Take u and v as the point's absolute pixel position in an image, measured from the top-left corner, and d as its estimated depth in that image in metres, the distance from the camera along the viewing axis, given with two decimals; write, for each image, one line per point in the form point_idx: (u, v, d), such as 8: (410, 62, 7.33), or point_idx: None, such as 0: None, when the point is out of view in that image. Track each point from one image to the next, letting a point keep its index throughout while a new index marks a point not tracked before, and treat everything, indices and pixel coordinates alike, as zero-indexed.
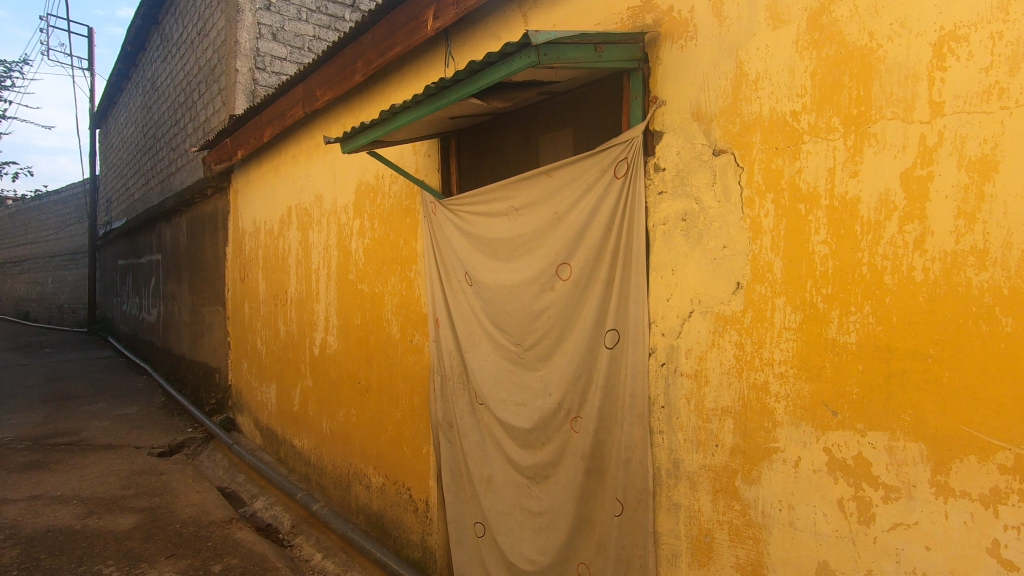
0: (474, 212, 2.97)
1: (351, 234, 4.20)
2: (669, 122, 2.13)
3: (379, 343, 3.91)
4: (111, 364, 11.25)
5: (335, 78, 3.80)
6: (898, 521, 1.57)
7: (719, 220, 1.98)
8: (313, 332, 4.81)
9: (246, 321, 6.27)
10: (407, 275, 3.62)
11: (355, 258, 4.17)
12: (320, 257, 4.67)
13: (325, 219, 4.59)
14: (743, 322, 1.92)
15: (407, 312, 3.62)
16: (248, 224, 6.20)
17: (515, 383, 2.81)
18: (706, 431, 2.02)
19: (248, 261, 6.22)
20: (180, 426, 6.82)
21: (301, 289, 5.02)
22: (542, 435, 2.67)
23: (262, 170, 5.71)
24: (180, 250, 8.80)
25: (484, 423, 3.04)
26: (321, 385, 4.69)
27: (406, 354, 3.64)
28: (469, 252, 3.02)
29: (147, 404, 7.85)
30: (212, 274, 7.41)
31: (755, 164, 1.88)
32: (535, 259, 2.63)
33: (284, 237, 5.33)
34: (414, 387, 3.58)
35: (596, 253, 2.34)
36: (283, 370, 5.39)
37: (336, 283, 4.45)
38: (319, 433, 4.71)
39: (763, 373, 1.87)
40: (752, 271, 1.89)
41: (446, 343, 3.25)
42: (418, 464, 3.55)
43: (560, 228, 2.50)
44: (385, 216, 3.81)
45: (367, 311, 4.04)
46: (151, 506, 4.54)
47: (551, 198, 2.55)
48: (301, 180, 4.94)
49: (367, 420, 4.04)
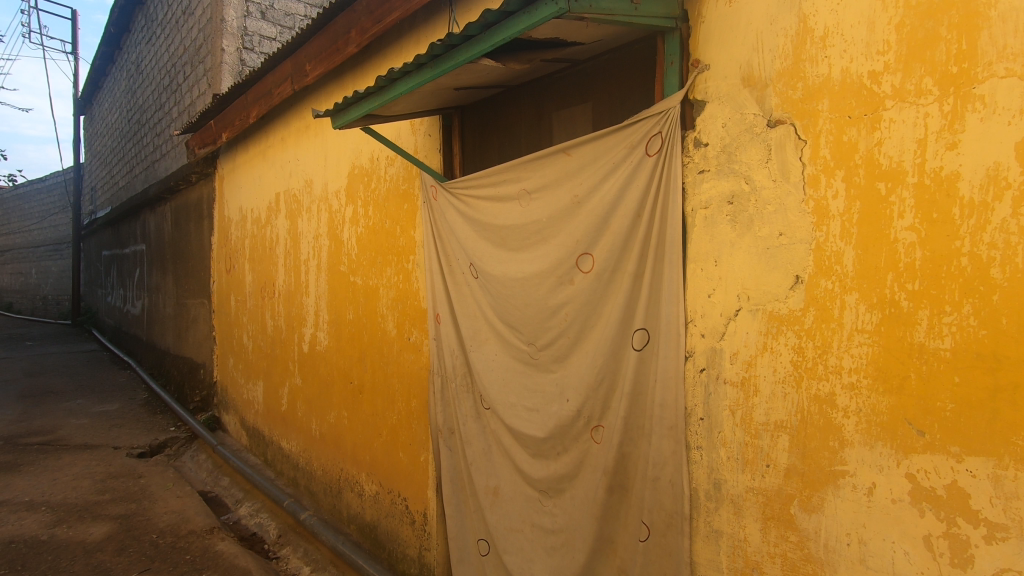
0: (480, 196, 2.67)
1: (344, 222, 3.89)
2: (713, 89, 1.83)
3: (373, 341, 3.61)
4: (95, 358, 10.87)
5: (326, 51, 3.48)
6: (1004, 566, 1.30)
7: (773, 203, 1.69)
8: (302, 328, 4.50)
9: (232, 315, 5.95)
10: (405, 267, 3.31)
11: (347, 248, 3.85)
12: (310, 247, 4.35)
13: (315, 206, 4.27)
14: (804, 323, 1.63)
15: (404, 308, 3.31)
16: (234, 213, 5.87)
17: (527, 386, 2.53)
18: (755, 448, 1.74)
19: (234, 251, 5.89)
20: (163, 425, 6.48)
21: (290, 281, 4.70)
22: (557, 446, 2.41)
23: (249, 155, 5.36)
24: (165, 240, 8.43)
25: (490, 431, 2.76)
26: (311, 384, 4.38)
27: (402, 353, 3.34)
28: (474, 242, 2.72)
29: (129, 400, 7.51)
30: (197, 265, 7.06)
31: (822, 136, 1.59)
32: (551, 249, 2.34)
33: (272, 226, 5.00)
34: (410, 388, 3.28)
35: (623, 241, 2.06)
36: (270, 367, 5.08)
37: (326, 276, 4.14)
38: (309, 435, 4.41)
39: (828, 384, 1.59)
40: (815, 263, 1.61)
41: (448, 341, 2.96)
42: (415, 474, 3.25)
43: (580, 214, 2.22)
44: (380, 202, 3.50)
45: (360, 307, 3.73)
46: (126, 514, 4.23)
47: (569, 180, 2.26)
48: (291, 165, 4.61)
49: (359, 424, 3.74)
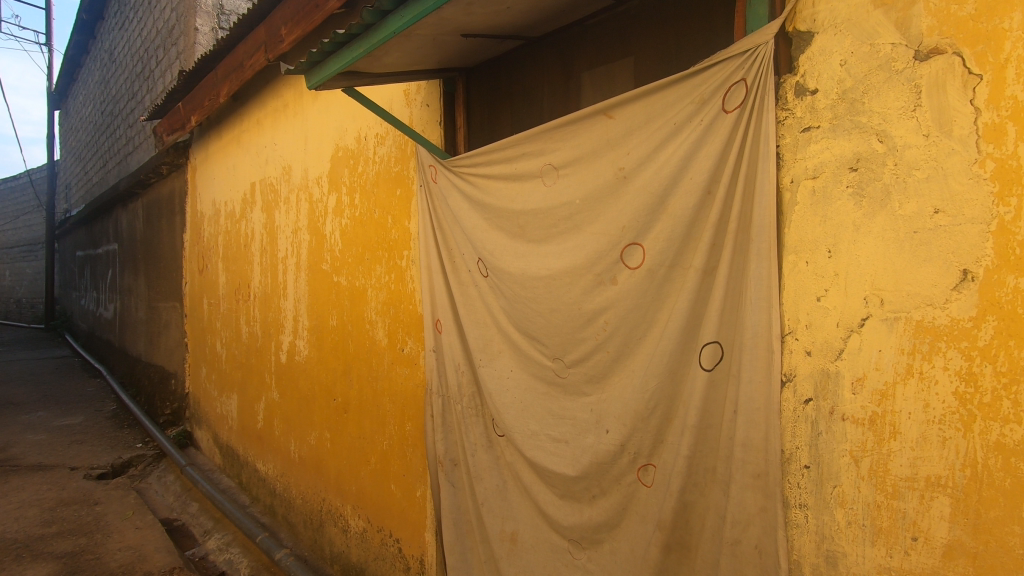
0: (490, 174, 2.16)
1: (326, 214, 3.36)
2: (825, 16, 1.34)
3: (360, 351, 3.08)
4: (65, 365, 10.21)
5: (303, 10, 2.94)
6: None
7: (924, 167, 1.19)
8: (279, 335, 3.96)
9: (205, 319, 5.39)
10: (397, 264, 2.78)
11: (330, 243, 3.32)
12: (288, 243, 3.81)
13: (294, 195, 3.73)
14: (977, 340, 1.13)
15: (396, 313, 2.79)
16: (207, 206, 5.31)
17: (553, 413, 2.03)
18: (892, 512, 1.25)
19: (207, 249, 5.33)
20: (129, 441, 5.89)
21: (266, 282, 4.15)
22: (592, 487, 1.92)
23: (224, 142, 4.83)
24: (137, 239, 7.83)
25: (505, 464, 2.25)
26: (289, 400, 3.84)
27: (394, 367, 2.81)
28: (482, 233, 2.21)
29: (95, 413, 6.90)
30: (169, 265, 6.49)
31: (1009, 67, 1.09)
32: (586, 241, 1.84)
33: (246, 220, 4.45)
34: (404, 408, 2.75)
35: (687, 225, 1.56)
36: (245, 378, 4.53)
37: (306, 275, 3.60)
38: (286, 458, 3.87)
39: (1020, 428, 1.09)
40: (997, 252, 1.11)
41: (450, 353, 2.44)
42: (409, 511, 2.72)
43: (626, 192, 1.72)
44: (368, 188, 2.98)
45: (344, 311, 3.20)
46: (74, 551, 3.66)
47: (611, 150, 1.76)
48: (267, 150, 4.08)
49: (344, 449, 3.20)
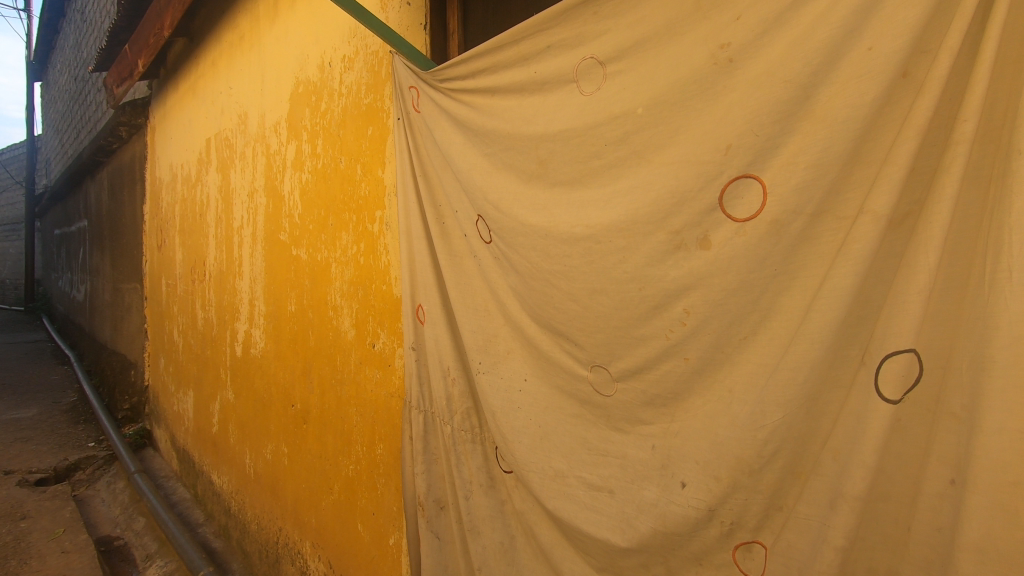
0: (497, 87, 1.43)
1: (284, 169, 2.63)
2: None
3: (321, 346, 2.35)
4: (36, 350, 9.53)
5: None
6: None
7: None
8: (234, 323, 3.24)
9: (163, 303, 4.68)
10: (367, 230, 2.05)
11: (289, 206, 2.59)
12: (243, 209, 3.08)
13: (249, 149, 3.00)
14: None
15: (366, 295, 2.05)
16: (165, 172, 4.58)
17: (591, 448, 1.33)
18: None
19: (165, 221, 4.60)
20: (81, 439, 5.21)
21: (220, 258, 3.42)
22: (653, 568, 1.22)
23: (181, 93, 4.10)
24: (104, 214, 7.10)
25: (514, 512, 1.56)
26: (243, 402, 3.12)
27: (362, 368, 2.08)
28: (483, 178, 1.48)
29: (51, 406, 6.20)
30: (131, 241, 5.77)
31: None
32: (655, 177, 1.11)
33: (202, 184, 3.72)
34: (373, 426, 2.02)
35: (858, 140, 0.87)
36: (201, 373, 3.82)
37: (262, 248, 2.87)
38: (241, 472, 3.17)
39: None
40: None
41: (436, 354, 1.72)
42: (379, 563, 2.02)
43: (734, 88, 1.00)
44: (333, 129, 2.24)
45: (304, 294, 2.48)
46: None
47: (705, 18, 1.03)
48: (223, 97, 3.34)
49: (302, 470, 2.50)
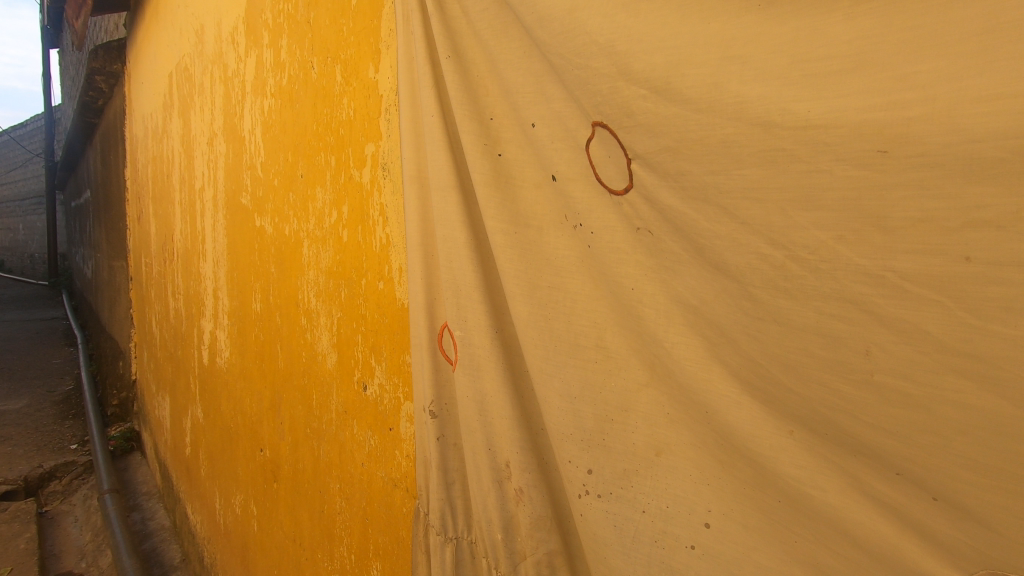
0: None
1: (243, 97, 1.75)
2: None
3: (292, 371, 1.50)
4: (43, 329, 8.99)
5: None
6: None
7: None
8: (199, 319, 2.43)
9: (143, 287, 3.92)
10: (351, 180, 1.16)
11: (249, 153, 1.72)
12: (204, 164, 2.23)
13: (206, 77, 2.12)
14: None
15: (352, 297, 1.18)
16: (138, 126, 3.76)
17: None
18: None
19: (140, 186, 3.80)
20: (65, 438, 4.56)
21: (186, 231, 2.60)
22: None
23: (147, 22, 3.25)
24: (100, 183, 6.38)
25: None
26: (211, 427, 2.32)
27: (347, 421, 1.22)
28: (634, 31, 0.61)
29: (41, 396, 5.58)
30: (118, 212, 5.02)
31: None
32: None
33: (167, 136, 2.87)
34: (363, 526, 1.17)
35: None
36: (174, 378, 3.05)
37: (223, 217, 2.02)
38: (212, 518, 2.38)
39: None
40: None
41: (475, 430, 0.83)
42: None
43: None
44: (299, 15, 1.34)
45: (271, 286, 1.62)
46: None
47: None
48: (180, 13, 2.47)
49: (274, 548, 1.68)
